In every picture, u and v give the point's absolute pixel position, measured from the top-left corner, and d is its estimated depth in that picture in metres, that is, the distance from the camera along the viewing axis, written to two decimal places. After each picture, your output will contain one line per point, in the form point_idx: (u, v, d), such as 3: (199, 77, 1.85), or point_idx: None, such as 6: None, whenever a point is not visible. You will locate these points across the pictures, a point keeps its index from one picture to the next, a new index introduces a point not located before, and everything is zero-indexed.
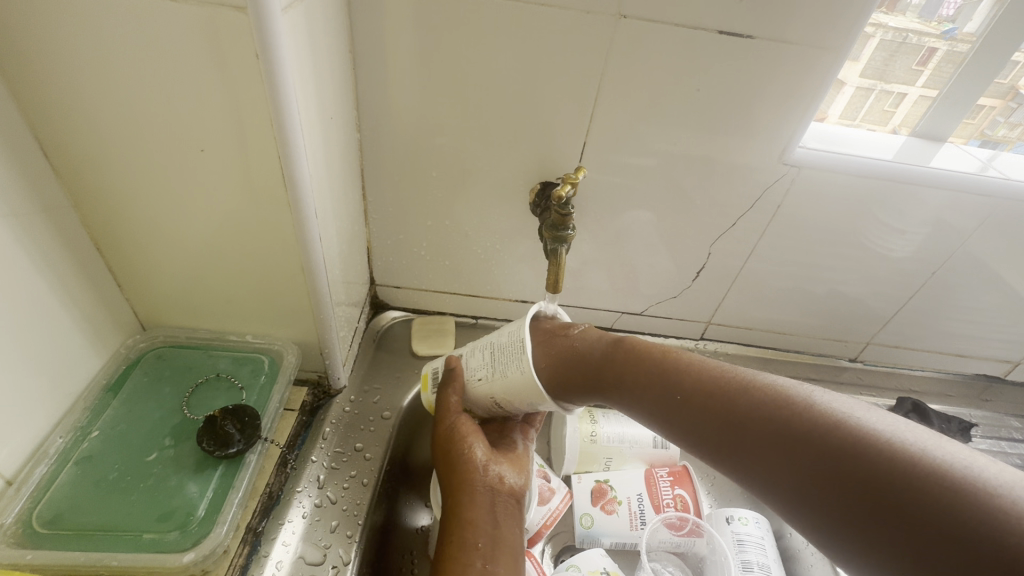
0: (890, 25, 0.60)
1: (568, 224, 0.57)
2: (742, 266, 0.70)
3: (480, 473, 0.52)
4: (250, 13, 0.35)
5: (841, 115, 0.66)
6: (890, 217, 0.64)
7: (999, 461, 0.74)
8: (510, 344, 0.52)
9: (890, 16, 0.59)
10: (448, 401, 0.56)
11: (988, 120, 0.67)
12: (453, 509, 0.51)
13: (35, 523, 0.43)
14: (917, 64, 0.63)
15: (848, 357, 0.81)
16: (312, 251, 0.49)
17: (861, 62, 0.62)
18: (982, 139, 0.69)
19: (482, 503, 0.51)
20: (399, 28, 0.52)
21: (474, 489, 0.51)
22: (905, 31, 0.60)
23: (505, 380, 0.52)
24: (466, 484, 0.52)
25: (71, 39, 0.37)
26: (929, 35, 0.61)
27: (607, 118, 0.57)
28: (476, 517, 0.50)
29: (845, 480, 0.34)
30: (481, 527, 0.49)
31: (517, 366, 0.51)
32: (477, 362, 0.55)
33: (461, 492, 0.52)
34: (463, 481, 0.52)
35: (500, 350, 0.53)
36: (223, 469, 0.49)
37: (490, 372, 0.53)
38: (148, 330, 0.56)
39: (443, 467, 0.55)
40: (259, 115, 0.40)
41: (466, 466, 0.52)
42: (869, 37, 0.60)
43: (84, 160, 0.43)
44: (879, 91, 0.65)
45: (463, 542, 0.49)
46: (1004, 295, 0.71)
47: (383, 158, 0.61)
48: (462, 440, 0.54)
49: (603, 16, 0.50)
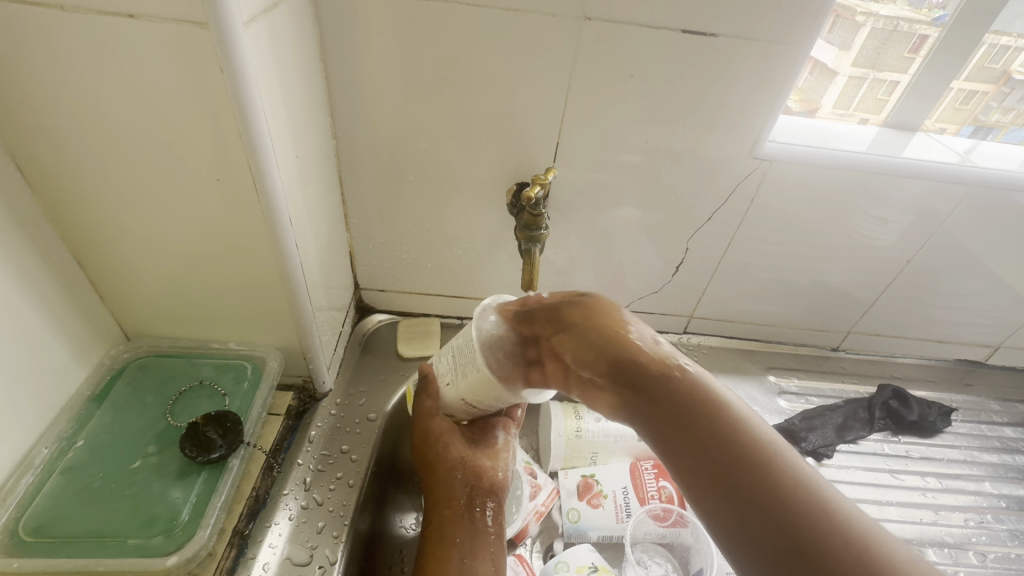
0: (880, 13, 0.61)
1: (541, 224, 0.58)
2: (721, 259, 0.71)
3: (454, 467, 0.54)
4: (212, 28, 0.36)
5: (835, 104, 0.67)
6: (865, 207, 0.65)
7: (980, 445, 0.76)
8: (467, 345, 0.50)
9: (880, 4, 0.60)
10: (423, 405, 0.55)
11: (981, 105, 0.68)
12: (433, 502, 0.54)
13: (21, 532, 0.44)
14: (909, 52, 0.63)
15: (832, 346, 0.82)
16: (289, 258, 0.50)
17: (853, 51, 0.63)
18: (975, 125, 0.69)
19: (458, 493, 0.53)
20: (370, 35, 0.53)
21: (452, 481, 0.53)
22: (896, 19, 0.61)
23: (468, 383, 0.51)
24: (443, 476, 0.54)
25: (38, 59, 0.38)
26: (919, 22, 0.61)
27: (579, 118, 0.58)
28: (451, 507, 0.52)
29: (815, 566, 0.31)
30: (459, 517, 0.52)
31: (475, 368, 0.49)
32: (444, 367, 0.54)
33: (438, 485, 0.54)
34: (438, 476, 0.54)
35: (462, 355, 0.52)
36: (206, 474, 0.50)
37: (454, 376, 0.52)
38: (132, 340, 0.57)
39: (418, 463, 0.56)
40: (226, 126, 0.41)
41: (438, 462, 0.54)
42: (860, 26, 0.61)
43: (58, 176, 0.44)
44: (872, 80, 0.65)
45: (443, 535, 0.51)
46: (984, 279, 0.72)
47: (360, 163, 0.62)
48: (432, 437, 0.55)
49: (568, 18, 0.51)
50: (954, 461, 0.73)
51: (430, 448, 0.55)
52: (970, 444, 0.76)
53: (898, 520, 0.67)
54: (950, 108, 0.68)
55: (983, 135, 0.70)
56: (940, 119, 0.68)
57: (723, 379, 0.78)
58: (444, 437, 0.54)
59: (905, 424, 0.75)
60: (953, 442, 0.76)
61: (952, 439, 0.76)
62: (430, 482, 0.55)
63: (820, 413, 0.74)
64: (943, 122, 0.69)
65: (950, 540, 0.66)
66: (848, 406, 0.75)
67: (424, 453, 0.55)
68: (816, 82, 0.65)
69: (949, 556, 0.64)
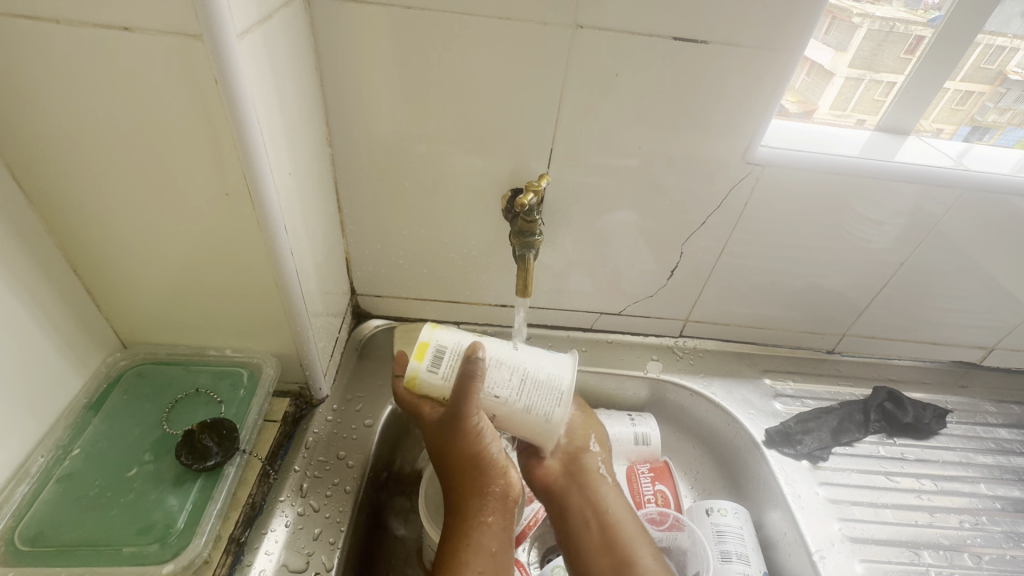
0: (876, 15, 0.61)
1: (536, 230, 0.58)
2: (716, 262, 0.71)
3: (492, 476, 0.53)
4: (206, 40, 0.36)
5: (832, 106, 0.67)
6: (858, 210, 0.65)
7: (975, 447, 0.76)
8: (548, 382, 0.54)
9: (876, 6, 0.61)
10: (477, 399, 0.52)
11: (978, 106, 0.69)
12: (465, 510, 0.52)
13: (18, 541, 0.44)
14: (905, 53, 0.63)
15: (827, 348, 0.82)
16: (284, 265, 0.50)
17: (850, 52, 0.63)
18: (972, 125, 0.70)
19: (491, 503, 0.52)
20: (365, 44, 0.53)
21: (488, 489, 0.52)
22: (892, 20, 0.61)
23: (520, 413, 0.54)
24: (480, 484, 0.52)
25: (34, 70, 0.38)
26: (915, 24, 0.61)
27: (572, 124, 0.58)
28: (485, 517, 0.51)
29: None
30: (491, 528, 0.51)
31: (548, 407, 0.53)
32: (501, 378, 0.53)
33: (473, 493, 0.52)
34: (475, 483, 0.52)
35: (535, 383, 0.53)
36: (202, 481, 0.50)
37: (512, 397, 0.53)
38: (129, 348, 0.57)
39: (448, 467, 0.54)
40: (223, 138, 0.41)
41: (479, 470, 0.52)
42: (856, 28, 0.62)
43: (54, 186, 0.44)
44: (868, 82, 0.66)
45: (477, 545, 0.49)
46: (978, 281, 0.72)
47: (356, 170, 0.62)
48: (477, 441, 0.52)
49: (561, 26, 0.51)
50: (949, 462, 0.74)
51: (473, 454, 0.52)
52: (965, 446, 0.76)
53: (894, 522, 0.67)
54: (946, 108, 0.68)
55: (979, 136, 0.70)
56: (938, 119, 0.69)
57: (718, 383, 0.78)
58: (489, 444, 0.53)
59: (900, 426, 0.76)
60: (949, 443, 0.76)
61: (947, 440, 0.76)
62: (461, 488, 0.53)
63: (815, 417, 0.74)
64: (941, 122, 0.69)
65: (945, 542, 0.66)
66: (843, 409, 0.76)
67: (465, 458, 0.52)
68: (813, 84, 0.66)
69: (944, 557, 0.65)
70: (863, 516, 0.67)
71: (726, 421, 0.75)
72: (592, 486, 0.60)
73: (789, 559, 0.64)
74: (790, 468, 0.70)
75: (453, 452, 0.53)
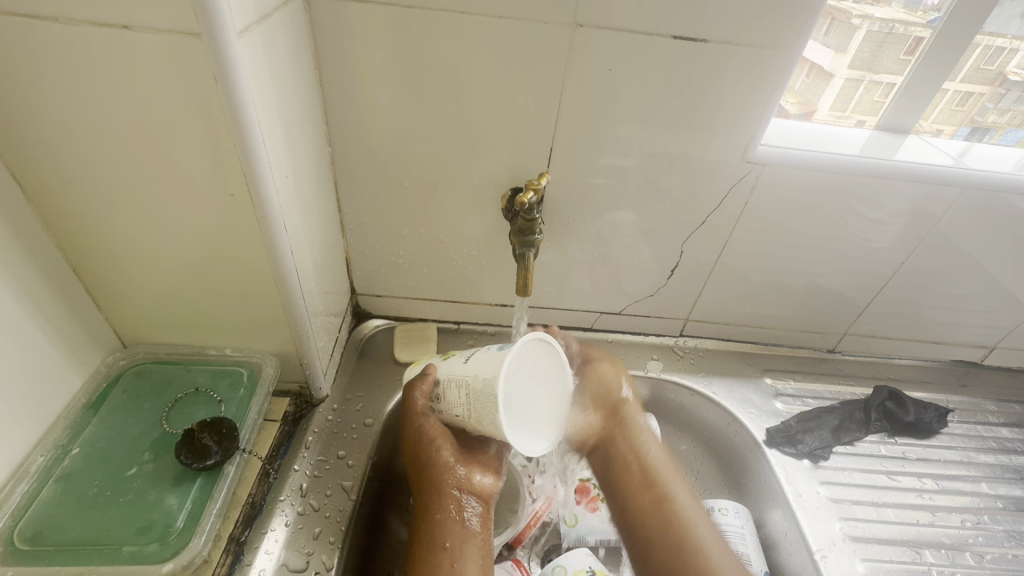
0: (876, 16, 0.61)
1: (535, 229, 0.58)
2: (716, 262, 0.71)
3: (443, 472, 0.53)
4: (206, 38, 0.36)
5: (832, 107, 0.67)
6: (860, 208, 0.65)
7: (977, 446, 0.76)
8: (484, 391, 0.50)
9: (876, 7, 0.61)
10: (415, 403, 0.55)
11: (978, 106, 0.69)
12: (422, 507, 0.54)
13: (17, 540, 0.44)
14: (905, 54, 0.63)
15: (828, 348, 0.82)
16: (284, 264, 0.50)
17: (850, 53, 0.64)
18: (971, 126, 0.70)
19: (446, 499, 0.53)
20: (365, 43, 0.53)
21: (438, 485, 0.53)
22: (891, 21, 0.62)
23: (479, 424, 0.51)
24: (433, 482, 0.53)
25: (33, 68, 0.38)
26: (915, 24, 0.61)
27: (572, 123, 0.58)
28: (438, 513, 0.52)
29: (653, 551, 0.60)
30: (446, 524, 0.52)
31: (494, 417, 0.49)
32: (455, 397, 0.52)
33: (428, 489, 0.54)
34: (427, 481, 0.54)
35: (478, 396, 0.50)
36: (202, 480, 0.50)
37: (466, 411, 0.52)
38: (129, 348, 0.57)
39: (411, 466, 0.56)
40: (222, 137, 0.42)
41: (429, 467, 0.54)
42: (856, 28, 0.62)
43: (54, 184, 0.44)
44: (868, 82, 0.66)
45: (431, 543, 0.51)
46: (979, 280, 0.72)
47: (356, 170, 0.62)
48: (424, 439, 0.54)
49: (560, 25, 0.51)
50: (950, 462, 0.73)
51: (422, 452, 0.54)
52: (967, 445, 0.76)
53: (895, 521, 0.67)
54: (946, 108, 0.68)
55: (979, 136, 0.70)
56: (938, 120, 0.69)
57: (719, 382, 0.78)
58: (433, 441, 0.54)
59: (901, 425, 0.75)
60: (950, 443, 0.76)
61: (949, 440, 0.76)
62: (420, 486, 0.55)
63: (815, 416, 0.74)
64: (941, 123, 0.69)
65: (947, 541, 0.66)
66: (844, 408, 0.75)
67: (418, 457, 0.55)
68: (813, 85, 0.66)
69: (945, 557, 0.64)
70: (864, 515, 0.67)
71: (727, 421, 0.75)
72: (627, 437, 0.66)
73: (790, 559, 0.64)
74: (791, 467, 0.70)
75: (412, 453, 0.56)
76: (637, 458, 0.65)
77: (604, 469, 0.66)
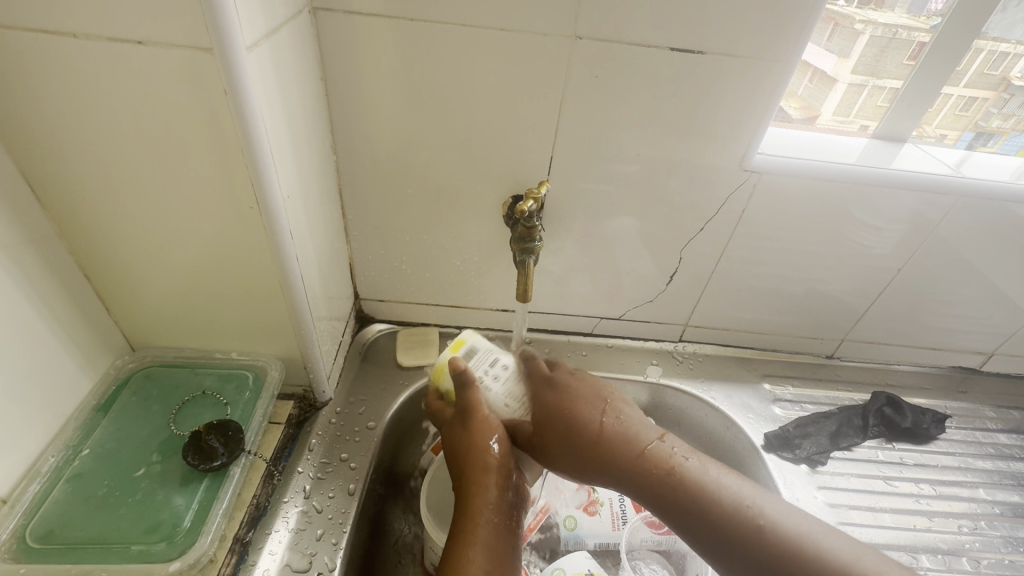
0: (879, 21, 0.62)
1: (535, 236, 0.59)
2: (715, 268, 0.72)
3: (492, 474, 0.54)
4: (217, 53, 0.38)
5: (835, 112, 0.68)
6: (858, 215, 0.66)
7: (975, 452, 0.76)
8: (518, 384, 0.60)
9: (879, 12, 0.62)
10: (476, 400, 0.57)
11: (981, 112, 0.69)
12: (463, 506, 0.53)
13: (29, 539, 0.45)
14: (908, 59, 0.64)
15: (827, 353, 0.83)
16: (289, 270, 0.51)
17: (853, 58, 0.64)
18: (976, 131, 0.70)
19: (492, 498, 0.53)
20: (371, 54, 0.54)
21: (484, 485, 0.53)
22: (895, 26, 0.62)
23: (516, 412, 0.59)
24: (479, 482, 0.54)
25: (50, 81, 0.39)
26: (918, 30, 0.62)
27: (573, 132, 0.59)
28: (480, 516, 0.51)
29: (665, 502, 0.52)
30: (487, 526, 0.51)
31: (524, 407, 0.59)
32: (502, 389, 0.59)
33: (473, 491, 0.53)
34: (472, 483, 0.54)
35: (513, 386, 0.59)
36: (208, 481, 0.51)
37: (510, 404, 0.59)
38: (137, 351, 0.59)
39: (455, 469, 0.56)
40: (232, 147, 0.43)
41: (477, 468, 0.54)
42: (858, 34, 0.62)
43: (68, 192, 0.46)
44: (872, 87, 0.66)
45: (478, 538, 0.50)
46: (977, 286, 0.73)
47: (361, 176, 0.63)
48: (475, 438, 0.56)
49: (561, 37, 0.53)
50: (948, 467, 0.74)
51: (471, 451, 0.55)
52: (965, 451, 0.76)
53: (892, 526, 0.67)
54: (950, 114, 0.69)
55: (983, 141, 0.71)
56: (941, 125, 0.70)
57: (718, 387, 0.79)
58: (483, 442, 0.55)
59: (899, 431, 0.76)
60: (948, 448, 0.76)
61: (946, 445, 0.76)
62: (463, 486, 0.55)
63: (813, 421, 0.75)
64: (944, 128, 0.70)
65: (943, 546, 0.66)
66: (842, 413, 0.76)
67: (466, 457, 0.55)
68: (817, 90, 0.66)
69: (942, 562, 0.65)
70: (861, 520, 0.67)
71: (726, 425, 0.75)
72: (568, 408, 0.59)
73: None
74: (788, 472, 0.70)
75: (460, 454, 0.56)
76: (594, 441, 0.56)
77: (563, 455, 0.58)
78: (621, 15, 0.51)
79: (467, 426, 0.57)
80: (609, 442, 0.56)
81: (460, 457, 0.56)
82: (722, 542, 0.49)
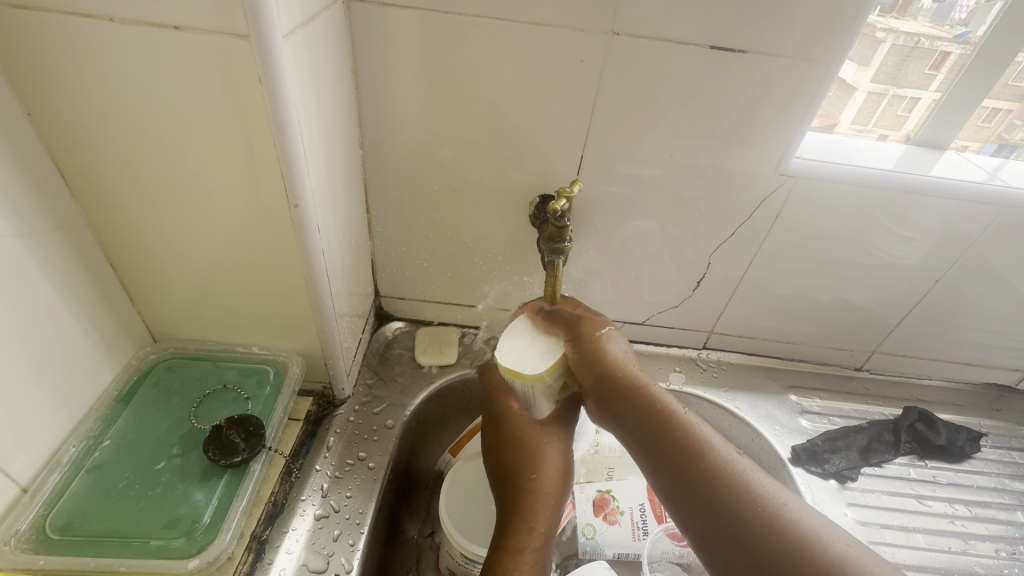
0: (901, 30, 0.60)
1: (565, 236, 0.56)
2: (743, 275, 0.70)
3: (555, 484, 0.54)
4: (253, 41, 0.37)
5: (853, 121, 0.65)
6: (894, 224, 0.64)
7: (1010, 473, 0.73)
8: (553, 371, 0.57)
9: (901, 21, 0.59)
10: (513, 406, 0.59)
11: (1005, 123, 0.67)
12: (512, 514, 0.52)
13: (48, 529, 0.44)
14: (931, 68, 0.62)
15: (854, 366, 0.80)
16: (315, 265, 0.50)
17: (873, 67, 0.62)
18: (998, 143, 0.68)
19: (543, 503, 0.53)
20: (403, 48, 0.53)
21: (537, 495, 0.53)
22: (917, 35, 0.60)
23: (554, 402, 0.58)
24: (534, 491, 0.53)
25: (83, 63, 0.39)
26: (942, 39, 0.60)
27: (604, 132, 0.58)
28: (538, 525, 0.51)
29: (677, 450, 0.49)
30: (533, 533, 0.50)
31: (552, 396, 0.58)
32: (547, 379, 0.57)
33: (524, 495, 0.53)
34: (533, 490, 0.53)
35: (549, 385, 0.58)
36: (228, 477, 0.50)
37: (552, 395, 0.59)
38: (159, 342, 0.58)
39: (504, 470, 0.56)
40: (264, 138, 0.42)
41: (532, 472, 0.54)
42: (879, 42, 0.60)
43: (96, 179, 0.45)
44: (891, 96, 0.64)
45: (520, 542, 0.50)
46: (1012, 300, 0.70)
47: (386, 172, 0.62)
48: (549, 447, 0.56)
49: (598, 33, 0.51)
50: (983, 488, 0.71)
51: (536, 460, 0.55)
52: (1000, 472, 0.73)
53: (926, 548, 0.65)
54: (972, 125, 0.66)
55: (1007, 153, 0.68)
56: (962, 136, 0.67)
57: (743, 397, 0.77)
58: (545, 446, 0.56)
59: (932, 449, 0.74)
60: (983, 468, 0.74)
61: (981, 465, 0.74)
62: (512, 491, 0.54)
63: (843, 435, 0.73)
64: (964, 140, 0.67)
65: (980, 570, 0.63)
66: (872, 428, 0.74)
67: (523, 461, 0.55)
68: (835, 99, 0.63)
69: None
70: (893, 540, 0.65)
71: (750, 436, 0.74)
72: (596, 348, 0.57)
73: None
74: (816, 486, 0.68)
75: (513, 455, 0.56)
76: (624, 379, 0.55)
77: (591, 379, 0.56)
78: (660, 11, 0.50)
79: (533, 430, 0.58)
80: (622, 384, 0.55)
81: (517, 459, 0.56)
82: (722, 508, 0.45)
